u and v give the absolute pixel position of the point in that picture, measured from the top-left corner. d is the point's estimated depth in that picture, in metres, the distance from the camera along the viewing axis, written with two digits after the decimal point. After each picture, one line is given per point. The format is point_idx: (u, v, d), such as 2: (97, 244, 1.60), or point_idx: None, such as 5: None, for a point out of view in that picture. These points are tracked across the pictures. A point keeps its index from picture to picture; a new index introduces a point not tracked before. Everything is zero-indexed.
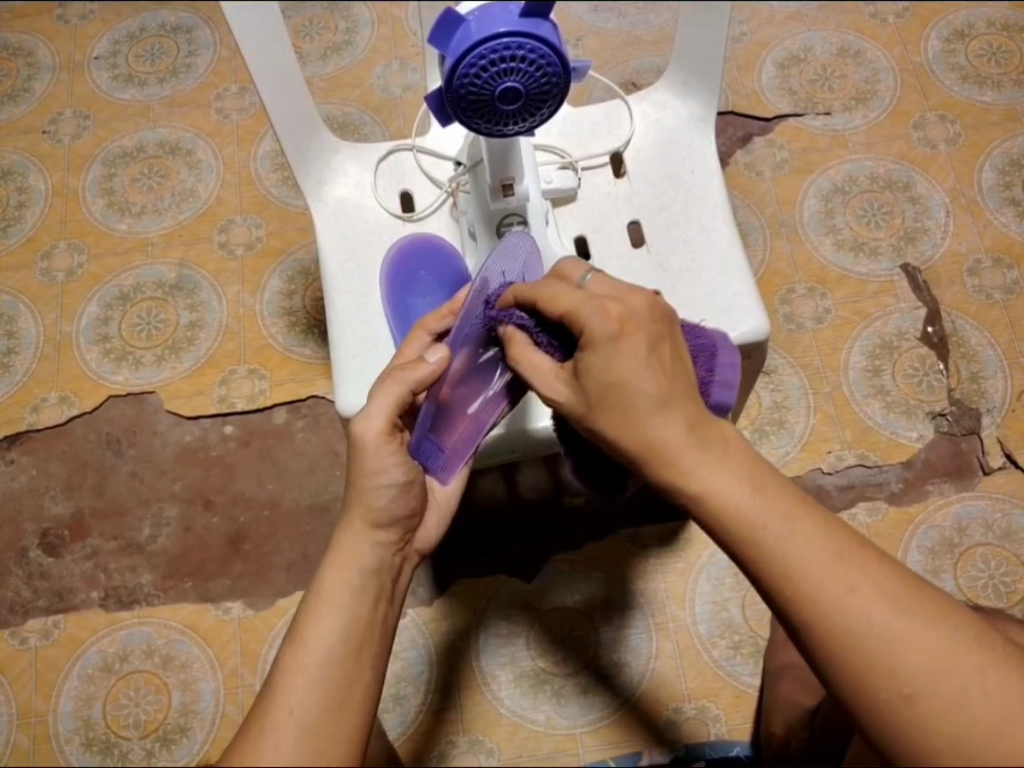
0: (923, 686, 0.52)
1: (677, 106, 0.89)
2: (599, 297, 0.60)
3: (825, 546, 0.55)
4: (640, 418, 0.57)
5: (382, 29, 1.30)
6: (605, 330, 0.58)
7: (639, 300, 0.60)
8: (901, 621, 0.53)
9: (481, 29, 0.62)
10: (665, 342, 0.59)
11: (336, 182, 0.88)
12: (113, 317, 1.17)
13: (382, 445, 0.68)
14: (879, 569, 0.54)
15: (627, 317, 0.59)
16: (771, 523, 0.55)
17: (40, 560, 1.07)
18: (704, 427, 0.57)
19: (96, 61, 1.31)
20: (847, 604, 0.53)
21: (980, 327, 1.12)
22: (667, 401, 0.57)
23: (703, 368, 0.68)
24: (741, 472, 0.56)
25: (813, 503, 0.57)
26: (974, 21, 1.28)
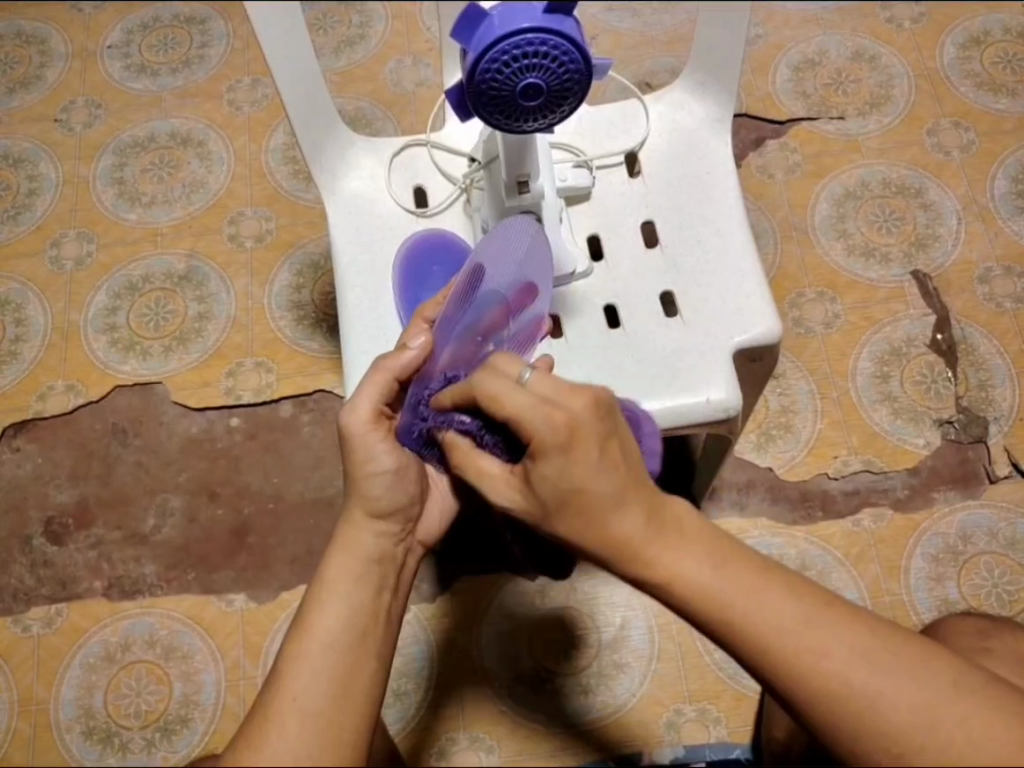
0: (906, 738, 0.53)
1: (693, 107, 0.89)
2: (545, 402, 0.55)
3: (795, 613, 0.54)
4: (602, 520, 0.55)
5: (397, 24, 1.30)
6: (555, 439, 0.54)
7: (581, 399, 0.55)
8: (879, 676, 0.54)
9: (505, 24, 0.62)
10: (615, 442, 0.55)
11: (349, 176, 0.88)
12: (122, 307, 1.17)
13: (370, 432, 0.67)
14: (854, 625, 0.55)
15: (575, 425, 0.55)
16: (738, 599, 0.55)
17: (44, 548, 1.07)
18: (660, 512, 0.56)
19: (109, 51, 1.31)
20: (824, 667, 0.54)
21: (990, 335, 1.11)
22: (622, 496, 0.55)
23: (630, 438, 0.72)
24: (703, 552, 0.56)
25: (778, 568, 0.56)
26: (990, 28, 1.27)
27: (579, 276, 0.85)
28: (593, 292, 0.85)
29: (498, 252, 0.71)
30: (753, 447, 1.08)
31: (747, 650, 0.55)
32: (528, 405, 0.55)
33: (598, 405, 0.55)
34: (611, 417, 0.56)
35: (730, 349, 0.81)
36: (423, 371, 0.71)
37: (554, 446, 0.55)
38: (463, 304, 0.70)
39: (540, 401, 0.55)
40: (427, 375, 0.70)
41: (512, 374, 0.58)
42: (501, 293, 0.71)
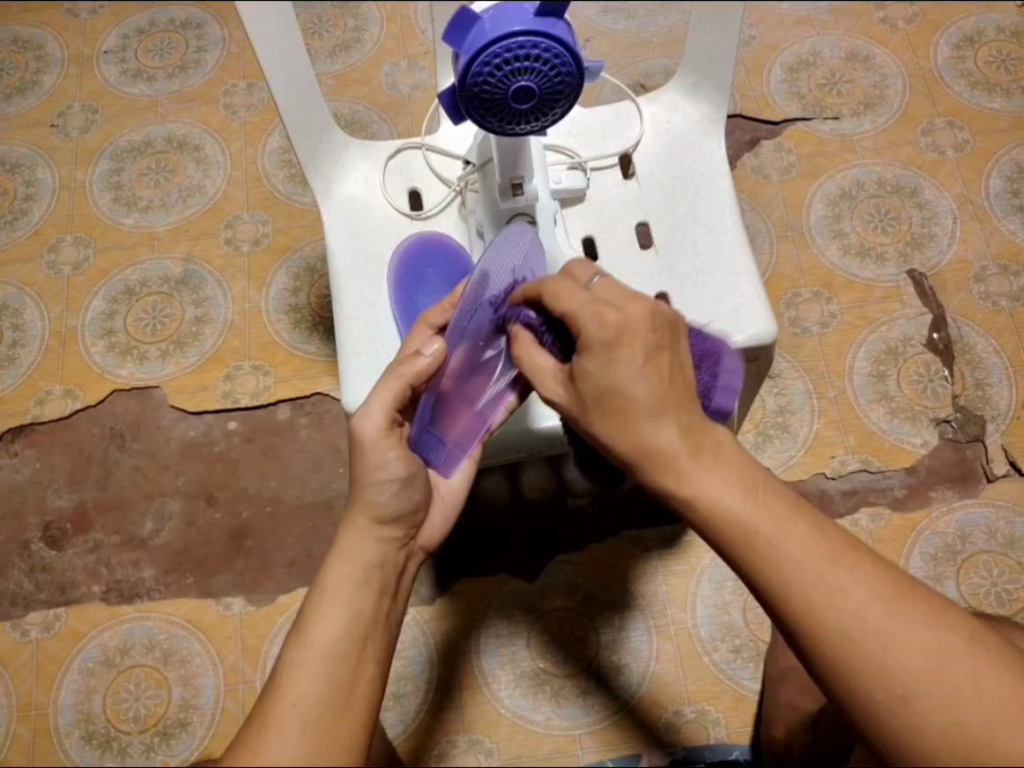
0: (915, 685, 0.53)
1: (687, 108, 0.89)
2: (602, 301, 0.60)
3: (819, 549, 0.55)
4: (635, 426, 0.58)
5: (391, 28, 1.30)
6: (602, 335, 0.59)
7: (638, 307, 0.59)
8: (896, 625, 0.53)
9: (496, 27, 0.63)
10: (663, 353, 0.59)
11: (345, 180, 0.88)
12: (119, 311, 1.18)
13: (382, 440, 0.68)
14: (875, 571, 0.55)
15: (625, 327, 0.59)
16: (765, 525, 0.56)
17: (42, 553, 1.07)
18: (698, 435, 0.58)
19: (105, 56, 1.32)
20: (841, 606, 0.54)
21: (987, 334, 1.11)
22: (660, 409, 0.58)
23: (707, 373, 0.70)
24: (734, 476, 0.58)
25: (807, 506, 0.58)
26: (984, 28, 1.28)
27: None
28: None
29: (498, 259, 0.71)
30: (750, 447, 1.09)
31: (766, 577, 0.56)
32: (582, 304, 0.61)
33: (654, 314, 0.59)
34: (666, 330, 0.60)
35: None
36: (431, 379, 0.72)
37: (604, 344, 0.59)
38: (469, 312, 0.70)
39: (598, 302, 0.60)
40: (435, 382, 0.72)
41: (579, 278, 0.63)
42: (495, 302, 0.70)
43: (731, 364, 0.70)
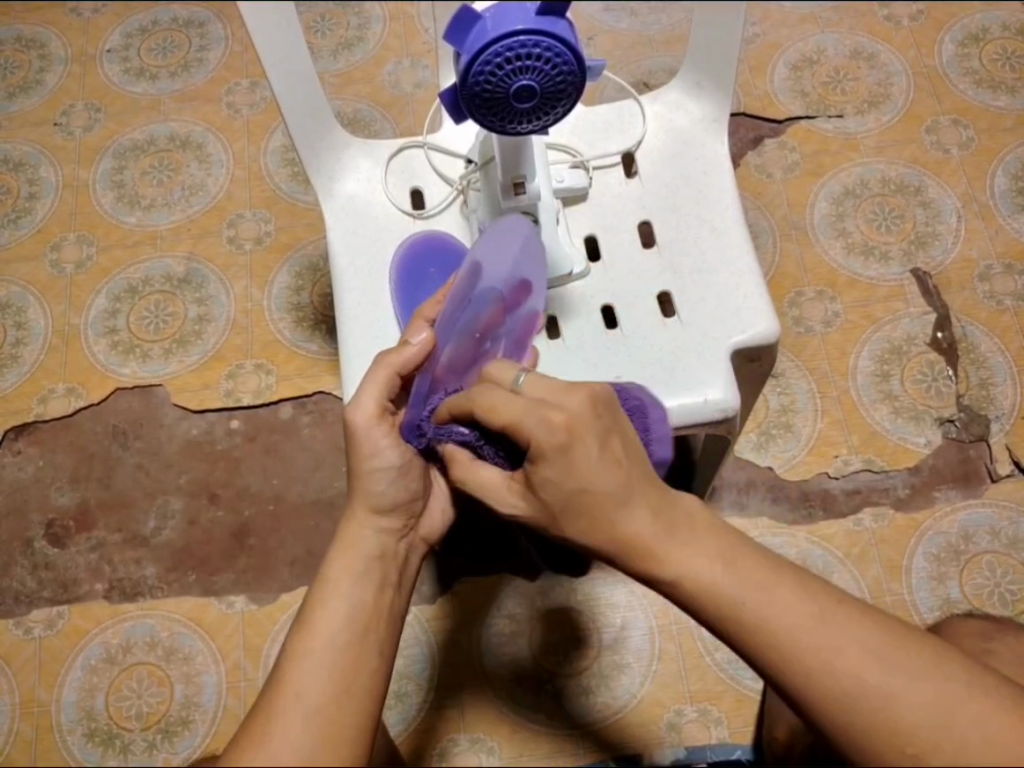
0: (921, 739, 0.52)
1: (690, 107, 0.89)
2: (544, 403, 0.57)
3: (806, 609, 0.54)
4: (611, 517, 0.57)
5: (394, 26, 1.30)
6: (553, 439, 0.56)
7: (579, 399, 0.58)
8: (891, 675, 0.52)
9: (498, 26, 0.62)
10: (615, 436, 0.57)
11: (346, 178, 0.88)
12: (121, 310, 1.18)
13: (375, 428, 0.68)
14: (864, 623, 0.54)
15: (574, 422, 0.57)
16: (749, 598, 0.54)
17: (45, 551, 1.07)
18: (668, 511, 0.57)
19: (108, 54, 1.32)
20: (835, 666, 0.53)
21: (990, 333, 1.11)
22: (627, 494, 0.56)
23: (640, 427, 0.71)
24: (711, 549, 0.56)
25: (788, 565, 0.56)
26: (989, 25, 1.27)
27: (577, 277, 0.85)
28: (590, 292, 0.85)
29: (494, 252, 0.72)
30: (753, 447, 1.08)
31: (759, 647, 0.54)
32: (521, 407, 0.58)
33: (595, 401, 0.57)
34: (609, 412, 0.58)
35: (728, 349, 0.81)
36: (426, 365, 0.71)
37: (553, 449, 0.56)
38: (463, 300, 0.71)
39: (537, 403, 0.58)
40: (429, 367, 0.71)
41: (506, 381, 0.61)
42: (497, 290, 0.72)
43: (658, 418, 0.71)
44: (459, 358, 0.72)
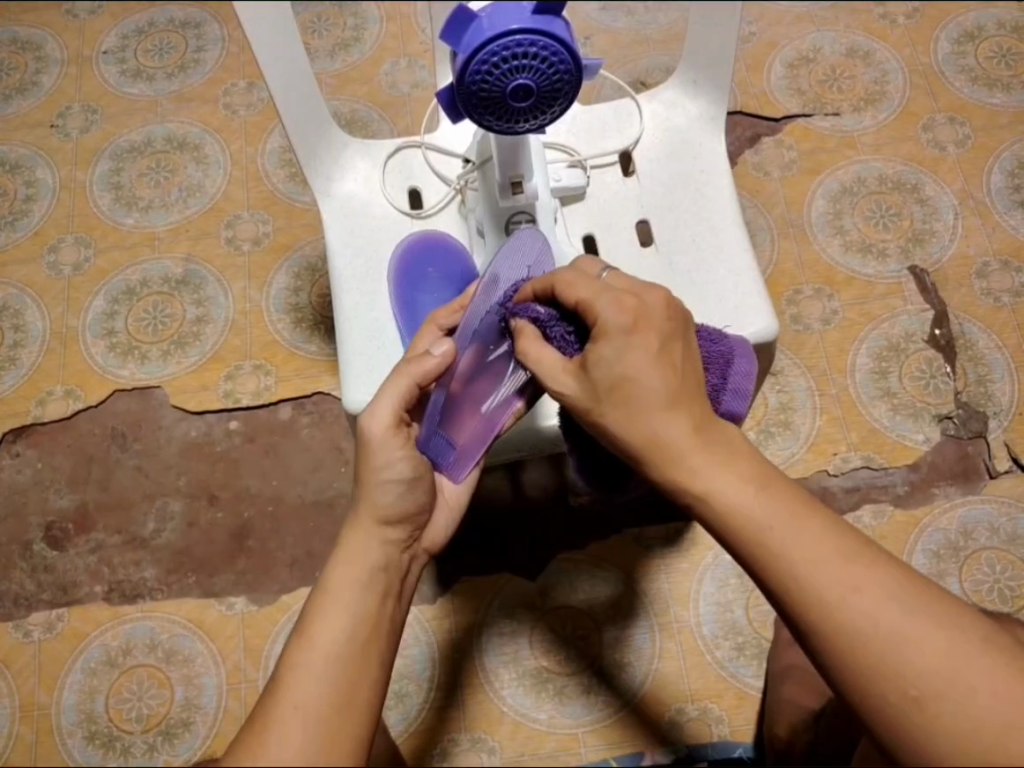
0: (929, 689, 0.51)
1: (687, 105, 0.89)
2: (615, 290, 0.61)
3: (831, 543, 0.55)
4: (650, 414, 0.58)
5: (390, 26, 1.30)
6: (619, 321, 0.59)
7: (654, 297, 0.61)
8: (907, 623, 0.52)
9: (493, 25, 0.62)
10: (676, 343, 0.60)
11: (344, 178, 0.88)
12: (120, 311, 1.18)
13: (388, 440, 0.69)
14: (887, 569, 0.54)
15: (641, 313, 0.59)
16: (777, 525, 0.55)
17: (45, 553, 1.07)
18: (709, 430, 0.58)
19: (104, 56, 1.32)
20: (851, 601, 0.53)
21: (988, 330, 1.11)
22: (673, 403, 0.58)
23: (716, 377, 0.68)
24: (745, 473, 0.57)
25: (820, 508, 0.57)
26: (985, 23, 1.27)
27: None
28: None
29: (509, 265, 0.74)
30: (752, 445, 1.08)
31: (774, 575, 0.55)
32: (596, 293, 0.61)
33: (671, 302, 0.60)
34: (680, 323, 0.61)
35: None
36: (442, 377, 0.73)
37: (619, 329, 0.59)
38: (478, 311, 0.73)
39: (611, 291, 0.61)
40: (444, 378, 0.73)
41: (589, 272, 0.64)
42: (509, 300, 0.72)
43: (741, 369, 0.70)
44: (474, 369, 0.74)
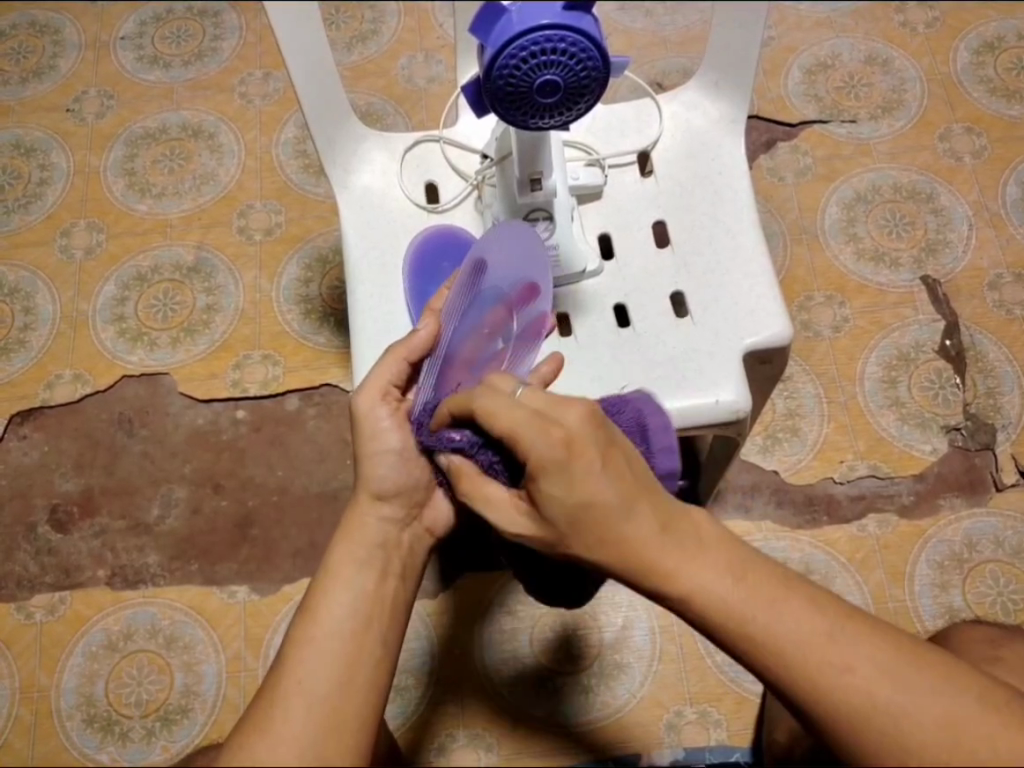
0: (929, 756, 0.52)
1: (707, 107, 0.89)
2: (539, 416, 0.56)
3: (816, 626, 0.53)
4: (617, 529, 0.54)
5: (409, 20, 1.30)
6: (552, 455, 0.54)
7: (575, 412, 0.55)
8: (900, 693, 0.52)
9: (523, 20, 0.62)
10: (617, 451, 0.55)
11: (362, 170, 0.88)
12: (130, 297, 1.18)
13: (376, 406, 0.69)
14: (873, 639, 0.53)
15: (573, 439, 0.54)
16: (760, 612, 0.53)
17: (48, 536, 1.07)
18: (676, 524, 0.55)
19: (122, 42, 1.32)
20: (844, 681, 0.52)
21: (999, 342, 1.11)
22: (628, 506, 0.54)
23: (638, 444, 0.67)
24: (720, 562, 0.54)
25: (798, 578, 0.55)
26: (1004, 34, 1.27)
27: (589, 275, 0.85)
28: (602, 292, 0.85)
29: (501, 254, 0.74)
30: (758, 450, 1.08)
31: (765, 661, 0.54)
32: (522, 420, 0.56)
33: (592, 414, 0.55)
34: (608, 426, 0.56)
35: (741, 350, 0.81)
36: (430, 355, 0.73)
37: (552, 465, 0.54)
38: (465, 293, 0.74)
39: (535, 416, 0.56)
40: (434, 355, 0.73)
41: (505, 390, 0.59)
42: (502, 288, 0.74)
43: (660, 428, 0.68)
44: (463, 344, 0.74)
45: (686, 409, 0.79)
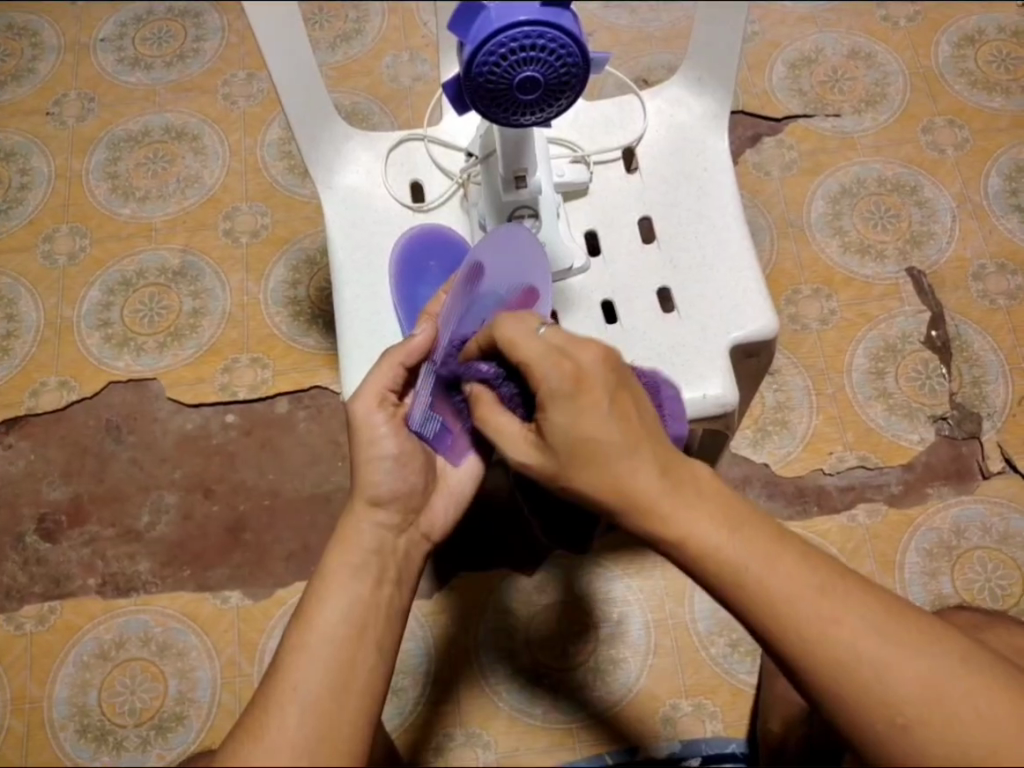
0: (914, 714, 0.52)
1: (692, 103, 0.89)
2: (556, 349, 0.58)
3: (808, 580, 0.54)
4: (615, 468, 0.55)
5: (393, 19, 1.30)
6: (562, 386, 0.56)
7: (591, 352, 0.57)
8: (890, 652, 0.53)
9: (501, 17, 0.62)
10: (626, 392, 0.57)
11: (346, 170, 0.88)
12: (115, 302, 1.16)
13: (371, 412, 0.69)
14: (863, 601, 0.54)
15: (582, 375, 0.56)
16: (753, 561, 0.54)
17: (37, 545, 1.06)
18: (676, 469, 0.56)
19: (102, 44, 1.30)
20: (834, 639, 0.52)
21: (984, 332, 1.12)
22: (632, 447, 0.55)
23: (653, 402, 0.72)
24: (715, 510, 0.55)
25: (791, 536, 0.55)
26: (985, 27, 1.28)
27: (577, 271, 0.85)
28: (590, 289, 0.85)
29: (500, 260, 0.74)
30: (748, 443, 1.09)
31: (757, 612, 0.54)
32: (542, 351, 0.58)
33: (608, 356, 0.57)
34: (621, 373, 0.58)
35: (728, 345, 0.81)
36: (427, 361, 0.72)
37: (562, 395, 0.56)
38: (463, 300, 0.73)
39: (552, 350, 0.58)
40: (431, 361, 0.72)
41: (530, 324, 0.61)
42: (500, 293, 0.73)
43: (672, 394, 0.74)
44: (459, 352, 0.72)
45: None
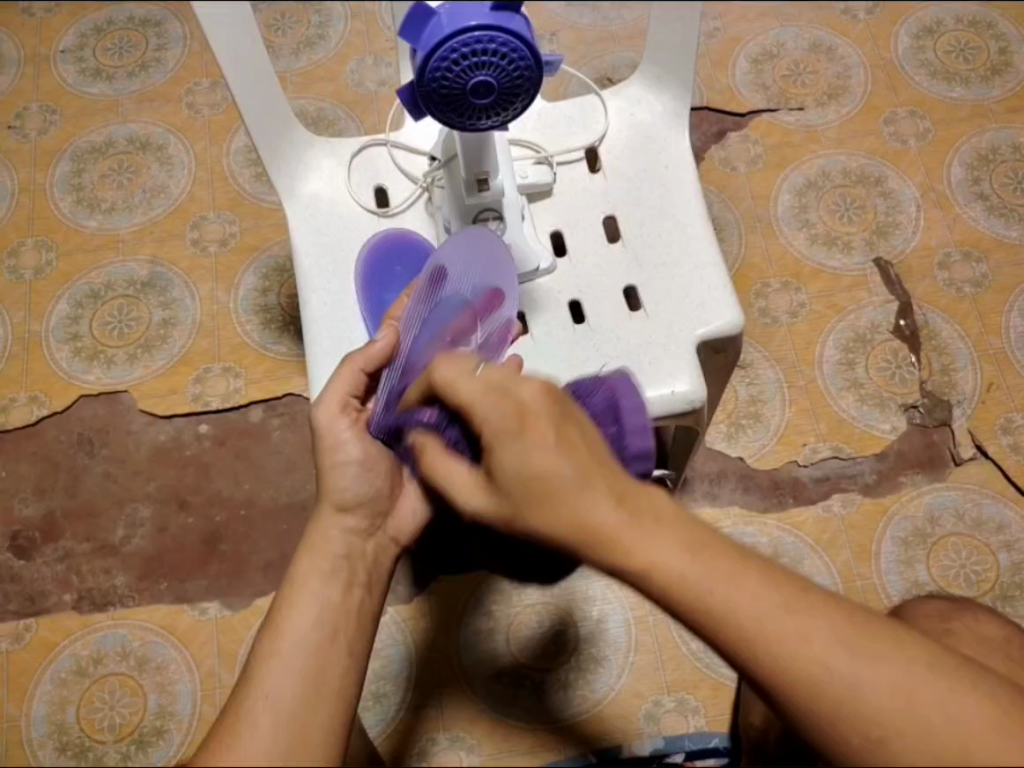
0: (887, 725, 0.50)
1: (651, 102, 0.89)
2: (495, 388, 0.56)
3: (773, 597, 0.51)
4: (570, 502, 0.52)
5: (355, 23, 1.29)
6: (507, 425, 0.54)
7: (532, 388, 0.55)
8: (858, 662, 0.51)
9: (452, 22, 0.62)
10: (573, 424, 0.54)
11: (309, 177, 0.87)
12: (84, 315, 1.15)
13: (334, 419, 0.69)
14: (828, 611, 0.52)
15: (526, 411, 0.54)
16: (717, 586, 0.50)
17: (11, 563, 1.05)
18: (634, 498, 0.52)
19: (63, 55, 1.29)
20: (803, 654, 0.50)
21: (951, 320, 1.13)
22: (587, 479, 0.52)
23: (612, 426, 0.67)
24: (678, 535, 0.51)
25: (752, 555, 0.53)
26: (943, 18, 1.30)
27: (543, 272, 0.85)
28: (557, 289, 0.85)
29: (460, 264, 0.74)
30: (723, 438, 1.09)
31: (727, 637, 0.51)
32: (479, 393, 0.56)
33: (549, 390, 0.55)
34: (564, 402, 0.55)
35: (694, 341, 0.81)
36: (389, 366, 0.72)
37: (507, 434, 0.54)
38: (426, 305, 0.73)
39: (493, 391, 0.56)
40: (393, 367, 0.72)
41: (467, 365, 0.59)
42: (464, 296, 0.73)
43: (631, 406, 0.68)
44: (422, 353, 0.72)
45: (645, 402, 0.79)
